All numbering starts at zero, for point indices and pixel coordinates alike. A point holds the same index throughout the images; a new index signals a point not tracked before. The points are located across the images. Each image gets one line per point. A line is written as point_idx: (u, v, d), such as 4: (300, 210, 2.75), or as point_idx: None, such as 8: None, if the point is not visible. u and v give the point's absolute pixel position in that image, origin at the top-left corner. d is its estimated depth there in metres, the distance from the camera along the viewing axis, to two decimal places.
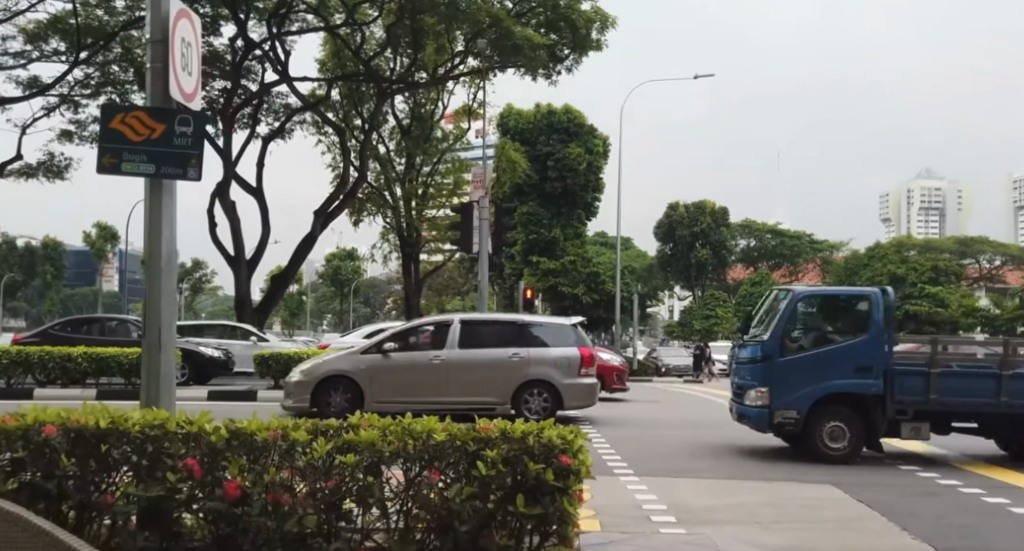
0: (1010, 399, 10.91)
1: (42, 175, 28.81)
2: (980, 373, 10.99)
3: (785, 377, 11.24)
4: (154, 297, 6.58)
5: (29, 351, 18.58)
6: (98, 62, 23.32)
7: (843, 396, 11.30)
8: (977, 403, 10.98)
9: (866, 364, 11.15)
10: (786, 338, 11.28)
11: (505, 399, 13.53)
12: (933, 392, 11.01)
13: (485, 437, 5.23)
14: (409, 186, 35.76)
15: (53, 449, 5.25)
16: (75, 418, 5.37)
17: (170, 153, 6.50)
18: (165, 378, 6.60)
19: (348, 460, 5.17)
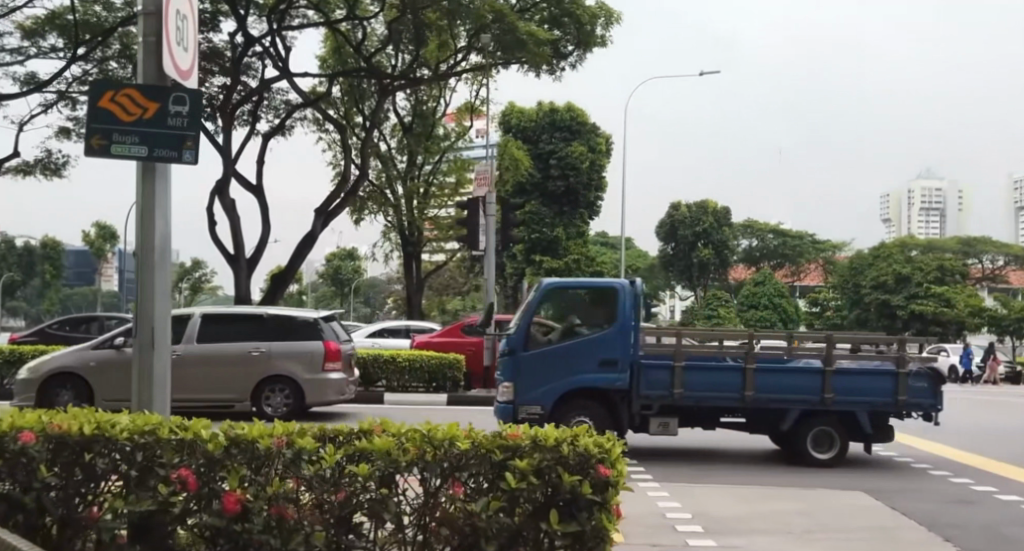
0: (754, 392, 11.19)
1: (40, 173, 28.29)
2: (726, 366, 11.25)
3: (528, 372, 11.33)
4: (144, 291, 6.08)
5: (23, 351, 18.03)
6: (96, 57, 22.80)
7: (590, 391, 11.40)
8: (723, 396, 11.22)
9: (610, 357, 11.30)
10: (531, 331, 11.37)
11: (244, 395, 13.98)
12: (676, 385, 11.19)
13: (513, 446, 4.73)
14: (410, 184, 35.27)
15: (31, 458, 4.75)
16: (56, 424, 4.86)
17: (163, 135, 6.01)
18: (158, 375, 6.09)
19: (360, 469, 4.67)
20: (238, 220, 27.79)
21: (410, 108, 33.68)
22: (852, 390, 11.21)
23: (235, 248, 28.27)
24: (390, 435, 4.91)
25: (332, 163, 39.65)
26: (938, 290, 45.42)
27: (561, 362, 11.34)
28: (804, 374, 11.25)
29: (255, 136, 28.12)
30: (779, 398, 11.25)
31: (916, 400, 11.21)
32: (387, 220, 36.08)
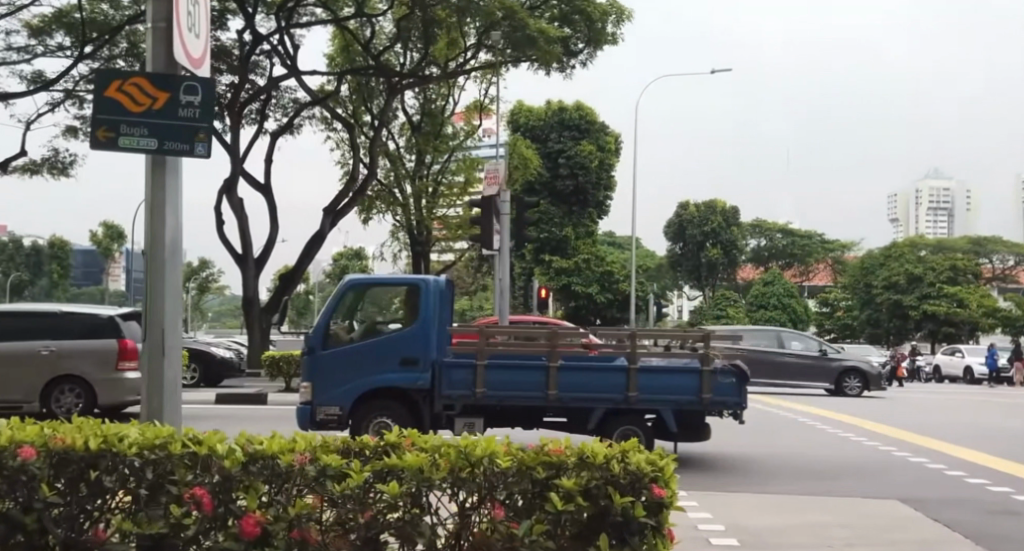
0: (558, 391, 10.65)
1: (47, 172, 28.01)
2: (528, 364, 10.70)
3: (327, 371, 10.97)
4: (153, 294, 5.72)
5: None
6: (103, 56, 22.49)
7: (391, 392, 11.01)
8: (523, 395, 10.66)
9: (411, 356, 10.92)
10: (330, 330, 11.01)
11: (30, 399, 14.07)
12: (478, 385, 10.64)
13: (557, 464, 4.40)
14: (418, 182, 34.81)
15: (32, 475, 4.39)
16: (60, 437, 4.51)
17: (174, 126, 5.65)
18: (167, 382, 5.72)
19: (391, 489, 4.33)
20: (246, 219, 27.48)
21: (419, 106, 33.41)
22: (657, 386, 10.68)
23: (243, 247, 27.94)
24: (421, 450, 4.58)
25: (340, 161, 39.36)
26: (950, 289, 44.49)
27: (363, 362, 10.97)
28: (606, 372, 10.70)
29: (262, 134, 27.80)
30: (584, 397, 10.69)
31: (723, 399, 10.68)
32: (395, 219, 35.80)
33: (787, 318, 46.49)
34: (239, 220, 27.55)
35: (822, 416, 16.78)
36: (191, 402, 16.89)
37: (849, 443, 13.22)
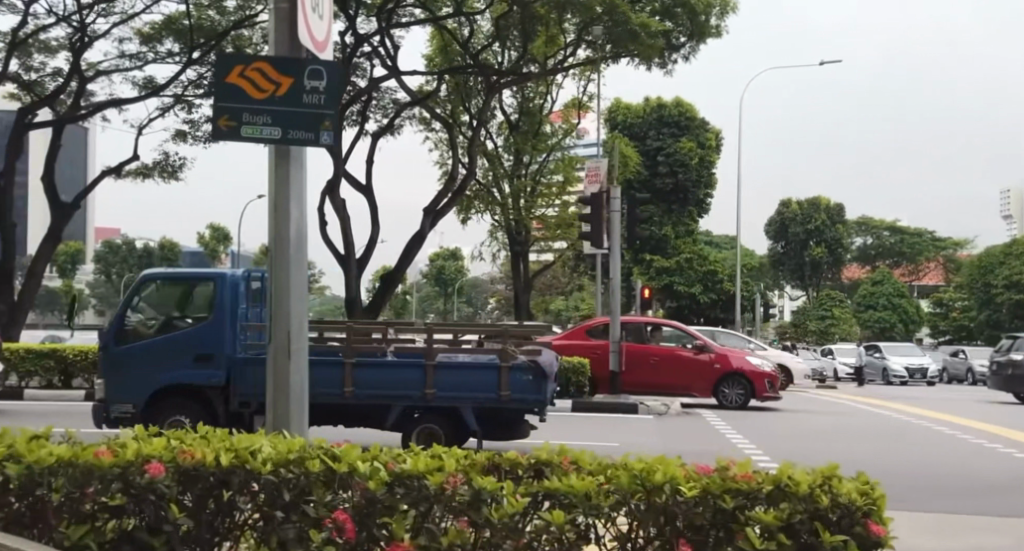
0: (433, 391, 9.79)
1: (157, 176, 28.43)
2: (478, 364, 9.79)
3: (117, 368, 10.15)
4: (279, 293, 5.36)
5: None
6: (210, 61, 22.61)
7: (185, 390, 10.16)
8: (471, 398, 9.79)
9: (206, 352, 10.03)
10: (124, 324, 10.16)
11: None
12: (346, 384, 9.80)
13: (749, 493, 4.02)
14: (517, 181, 34.30)
15: (159, 493, 4.09)
16: (184, 453, 4.18)
17: (297, 114, 5.27)
18: (294, 384, 5.37)
19: (556, 518, 3.93)
20: (348, 220, 27.53)
21: (518, 105, 32.98)
22: (530, 386, 9.70)
23: (345, 248, 27.94)
24: (586, 474, 4.20)
25: (440, 161, 39.16)
26: None
27: (156, 359, 10.11)
28: (480, 370, 9.78)
29: (363, 136, 27.72)
30: (459, 397, 9.80)
31: (527, 397, 9.73)
32: (493, 218, 35.47)
33: (896, 319, 44.81)
34: (341, 222, 27.60)
35: (956, 423, 15.80)
36: None
37: (994, 454, 12.33)
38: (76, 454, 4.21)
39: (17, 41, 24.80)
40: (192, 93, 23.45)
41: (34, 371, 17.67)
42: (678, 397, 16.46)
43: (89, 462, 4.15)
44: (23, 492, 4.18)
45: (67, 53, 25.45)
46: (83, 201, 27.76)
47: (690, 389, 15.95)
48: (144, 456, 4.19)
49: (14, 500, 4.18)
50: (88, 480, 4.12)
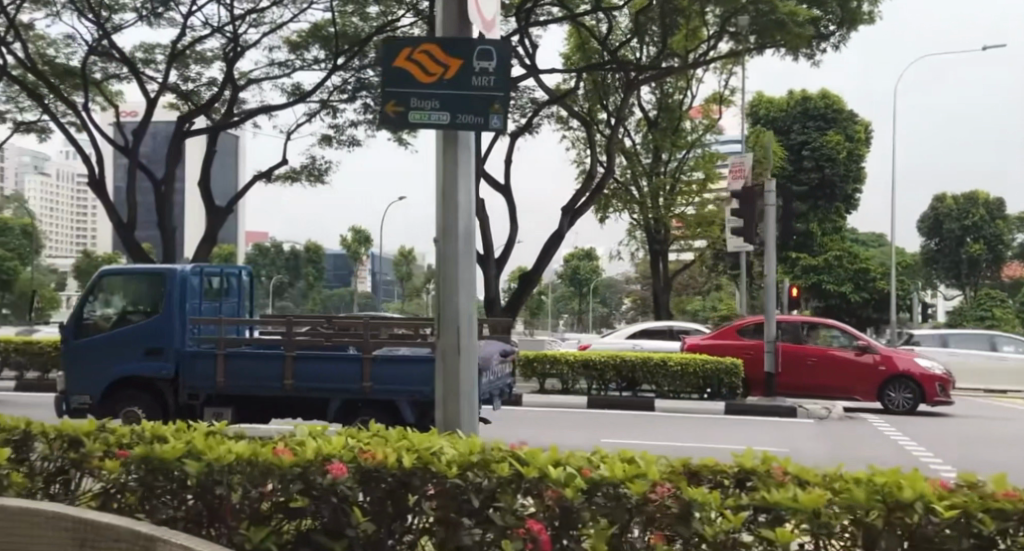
0: (372, 384, 9.62)
1: (305, 179, 28.97)
2: (414, 358, 9.56)
3: (77, 360, 10.58)
4: (448, 286, 5.11)
5: None
6: (354, 66, 22.86)
7: (136, 380, 10.49)
8: (406, 392, 9.56)
9: (154, 345, 10.33)
10: (80, 319, 10.60)
11: None
12: (286, 376, 9.76)
13: (1001, 513, 3.75)
14: (656, 179, 33.48)
15: (341, 495, 3.89)
16: (365, 453, 3.99)
17: (468, 98, 5.01)
18: (465, 384, 5.12)
19: (777, 535, 3.67)
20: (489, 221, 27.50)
21: (657, 101, 32.17)
22: None
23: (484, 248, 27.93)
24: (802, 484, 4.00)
25: (578, 160, 38.78)
26: None
27: (108, 352, 10.51)
28: (415, 363, 9.56)
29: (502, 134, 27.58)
30: (396, 391, 9.59)
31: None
32: (632, 217, 34.88)
33: None
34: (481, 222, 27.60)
35: None
36: None
37: None
38: (256, 452, 4.05)
39: (174, 52, 25.75)
40: (337, 97, 23.79)
41: None
42: (838, 401, 15.71)
43: (270, 462, 3.99)
44: (204, 490, 4.03)
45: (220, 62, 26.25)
46: (236, 204, 28.60)
47: (850, 393, 15.18)
48: (323, 457, 4.01)
49: (196, 499, 4.06)
50: (265, 479, 3.97)
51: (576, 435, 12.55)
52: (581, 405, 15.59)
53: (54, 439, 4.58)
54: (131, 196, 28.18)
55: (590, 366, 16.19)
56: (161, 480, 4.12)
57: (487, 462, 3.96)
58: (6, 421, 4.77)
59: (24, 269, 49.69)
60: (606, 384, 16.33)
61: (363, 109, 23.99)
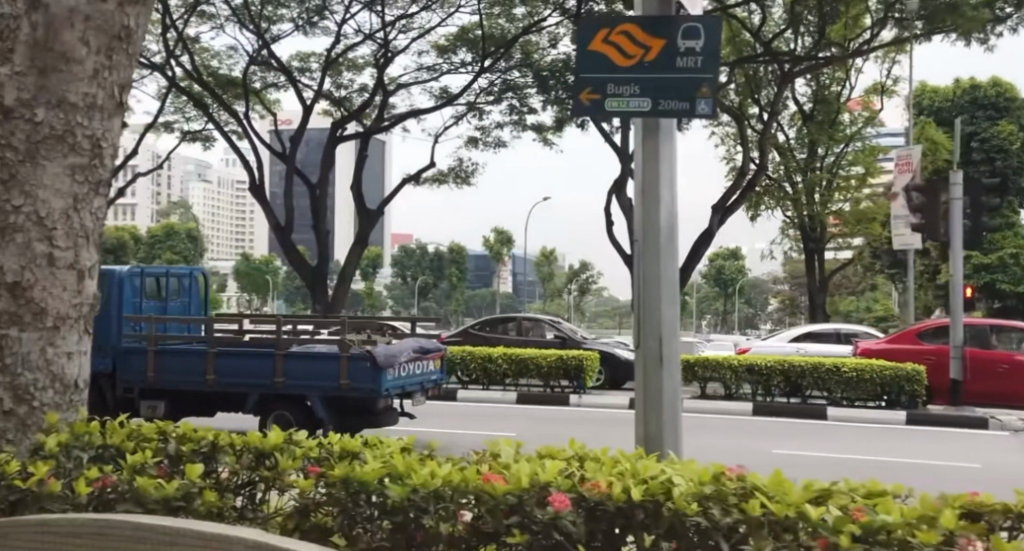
0: (284, 379, 10.66)
1: (451, 181, 28.97)
2: (326, 355, 10.54)
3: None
4: (652, 291, 4.63)
5: (453, 351, 18.73)
6: (502, 68, 22.61)
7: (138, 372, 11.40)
8: (317, 386, 10.54)
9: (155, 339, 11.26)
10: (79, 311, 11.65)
11: None
12: (278, 374, 10.66)
13: None
14: (812, 174, 31.84)
15: (566, 533, 3.53)
16: (593, 485, 3.64)
17: (674, 81, 4.54)
18: (667, 397, 4.64)
19: None
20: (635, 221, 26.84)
21: (813, 94, 30.54)
22: (362, 378, 10.38)
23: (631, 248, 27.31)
24: None
25: (727, 156, 37.60)
26: None
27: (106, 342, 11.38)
28: (316, 361, 10.55)
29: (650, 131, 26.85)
30: (301, 385, 10.62)
31: (365, 385, 10.37)
32: (786, 215, 33.48)
33: None
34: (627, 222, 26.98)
35: None
36: (603, 402, 16.32)
37: None
38: (465, 476, 3.74)
39: (329, 59, 26.09)
40: (483, 100, 23.54)
41: None
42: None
43: (481, 488, 3.67)
44: (405, 520, 3.70)
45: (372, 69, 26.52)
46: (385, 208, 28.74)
47: None
48: (542, 483, 3.67)
49: (394, 528, 3.72)
50: (483, 509, 3.63)
51: (749, 445, 11.86)
52: (746, 411, 14.83)
53: (243, 451, 4.38)
54: (286, 200, 28.57)
55: (755, 371, 15.41)
56: (358, 504, 3.81)
57: (726, 496, 3.56)
58: (194, 432, 4.60)
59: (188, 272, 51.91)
60: (772, 392, 15.48)
61: (508, 111, 23.54)
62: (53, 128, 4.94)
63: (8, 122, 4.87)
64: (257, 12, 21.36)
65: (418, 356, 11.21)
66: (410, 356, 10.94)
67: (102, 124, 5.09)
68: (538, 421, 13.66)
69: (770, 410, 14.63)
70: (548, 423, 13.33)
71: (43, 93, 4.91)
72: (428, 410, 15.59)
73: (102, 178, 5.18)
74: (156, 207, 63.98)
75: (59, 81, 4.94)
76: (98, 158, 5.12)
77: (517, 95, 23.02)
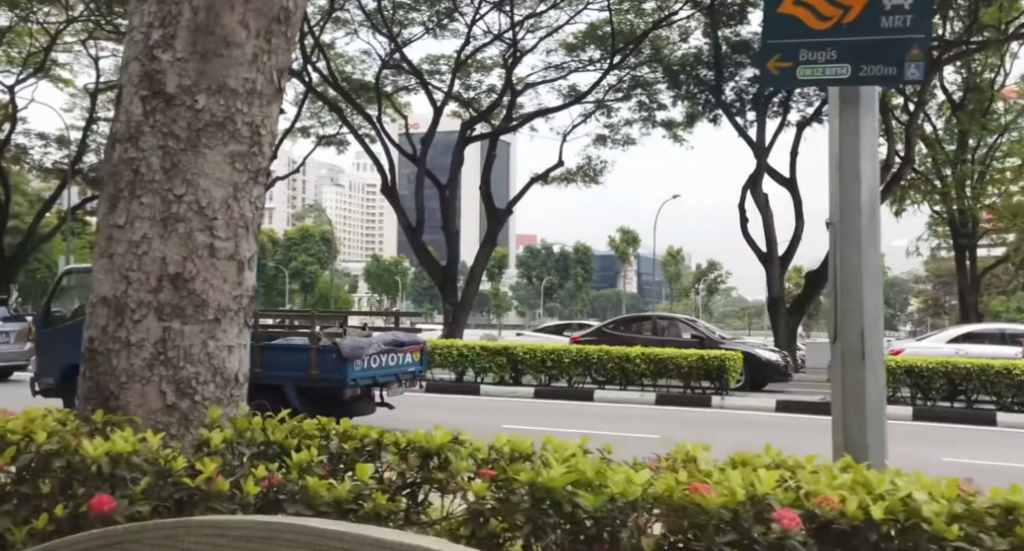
0: (261, 370, 10.58)
1: (580, 180, 28.61)
2: (296, 347, 10.47)
3: (52, 345, 11.41)
4: (854, 277, 4.19)
5: (588, 350, 18.32)
6: (630, 64, 21.96)
7: None
8: (290, 377, 10.47)
9: None
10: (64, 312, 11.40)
11: None
12: (255, 364, 10.58)
13: None
14: (963, 166, 29.83)
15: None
16: (830, 498, 3.38)
17: (877, 44, 4.13)
18: (873, 400, 4.21)
19: None
20: (772, 217, 25.93)
21: (963, 81, 28.27)
22: (336, 369, 10.28)
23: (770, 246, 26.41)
24: None
25: None
26: None
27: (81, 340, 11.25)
28: (292, 353, 10.46)
29: (788, 124, 25.90)
30: (275, 376, 10.55)
31: (333, 375, 10.29)
32: (933, 210, 31.87)
33: None
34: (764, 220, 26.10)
35: None
36: (744, 405, 15.63)
37: None
38: (672, 485, 3.49)
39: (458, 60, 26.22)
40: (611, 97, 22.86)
41: (489, 365, 19.28)
42: None
43: (689, 499, 3.41)
44: (596, 537, 3.43)
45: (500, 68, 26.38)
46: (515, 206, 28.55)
47: None
48: (755, 497, 3.40)
49: (587, 540, 3.44)
50: (701, 523, 3.36)
51: (913, 451, 11.15)
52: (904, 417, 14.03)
53: (408, 450, 4.13)
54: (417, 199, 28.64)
55: (913, 374, 14.57)
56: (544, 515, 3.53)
57: (982, 518, 3.33)
58: (356, 428, 4.39)
59: (321, 273, 53.02)
60: (932, 396, 14.62)
61: (638, 108, 22.82)
62: (213, 114, 4.81)
63: (170, 110, 4.78)
64: (389, 16, 21.43)
65: (391, 348, 11.10)
66: (381, 348, 10.87)
67: (261, 111, 4.93)
68: (682, 423, 13.13)
69: (929, 416, 13.80)
70: (694, 426, 12.85)
71: (203, 79, 4.79)
72: (566, 411, 15.27)
73: (261, 167, 5.01)
74: (291, 210, 65.68)
75: (221, 67, 4.81)
76: (257, 147, 4.96)
77: (647, 91, 22.29)
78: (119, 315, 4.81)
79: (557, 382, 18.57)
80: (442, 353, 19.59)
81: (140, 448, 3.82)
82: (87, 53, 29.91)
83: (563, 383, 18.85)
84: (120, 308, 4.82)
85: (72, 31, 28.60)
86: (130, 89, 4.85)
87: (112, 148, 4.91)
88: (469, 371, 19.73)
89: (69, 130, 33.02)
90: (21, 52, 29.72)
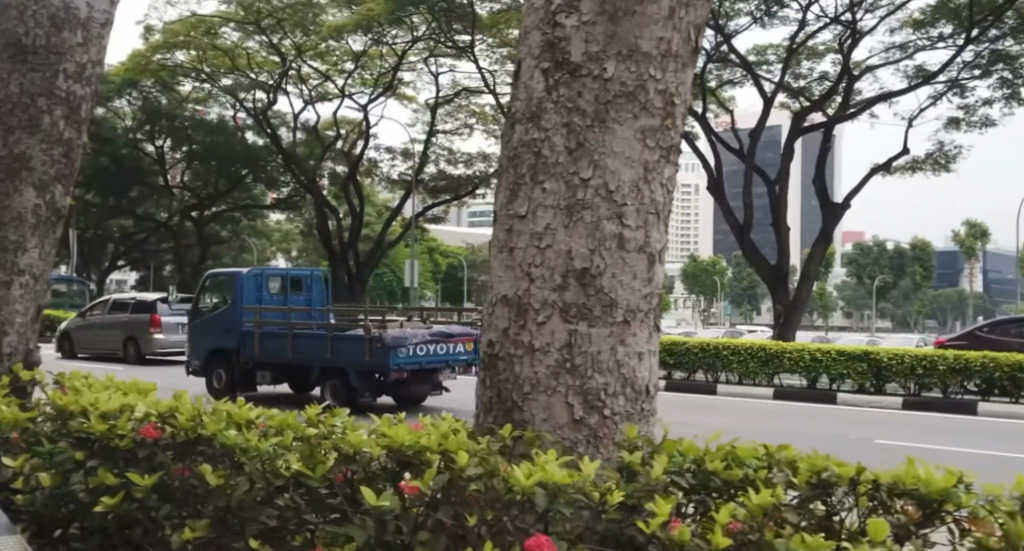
0: (329, 354, 14.38)
1: (929, 168, 26.14)
2: (350, 335, 14.16)
3: (193, 336, 16.55)
4: None
5: (968, 357, 16.33)
6: (990, 37, 19.46)
7: (219, 353, 16.25)
8: (349, 360, 14.14)
9: (228, 326, 16.01)
10: (198, 304, 16.63)
11: (157, 339, 22.70)
12: (317, 347, 14.52)
13: None
14: None
15: None
16: None
17: None
18: None
19: None
20: None
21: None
22: (379, 354, 13.78)
23: None
24: None
25: None
26: None
27: (204, 328, 16.38)
28: (346, 339, 14.19)
29: None
30: (319, 357, 14.56)
31: (382, 359, 13.75)
32: None
33: None
34: None
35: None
36: None
37: None
38: None
39: (790, 49, 24.65)
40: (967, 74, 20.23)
41: (848, 371, 17.70)
42: None
43: None
44: None
45: (837, 53, 24.55)
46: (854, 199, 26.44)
47: None
48: None
49: None
50: None
51: None
52: None
53: (899, 495, 3.26)
54: (747, 197, 27.32)
55: None
56: None
57: None
58: (811, 456, 3.56)
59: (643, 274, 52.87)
60: None
61: (999, 86, 20.07)
62: (624, 84, 4.21)
63: (575, 81, 4.25)
64: (716, 10, 20.30)
65: (438, 339, 14.32)
66: (428, 339, 14.17)
67: (676, 75, 4.26)
68: None
69: None
70: None
71: (614, 44, 4.22)
72: (950, 426, 13.59)
73: (675, 142, 4.31)
74: None
75: (632, 26, 4.22)
76: (671, 119, 4.28)
77: (1009, 67, 19.53)
78: (521, 317, 4.35)
79: (931, 392, 16.75)
80: (793, 357, 18.25)
81: (576, 478, 3.26)
82: (429, 71, 31.32)
83: (935, 392, 17.04)
84: (522, 309, 4.35)
85: (415, 50, 29.85)
86: (531, 61, 4.39)
87: (511, 131, 4.46)
88: (824, 377, 18.20)
89: (411, 142, 34.78)
90: (373, 74, 31.47)
